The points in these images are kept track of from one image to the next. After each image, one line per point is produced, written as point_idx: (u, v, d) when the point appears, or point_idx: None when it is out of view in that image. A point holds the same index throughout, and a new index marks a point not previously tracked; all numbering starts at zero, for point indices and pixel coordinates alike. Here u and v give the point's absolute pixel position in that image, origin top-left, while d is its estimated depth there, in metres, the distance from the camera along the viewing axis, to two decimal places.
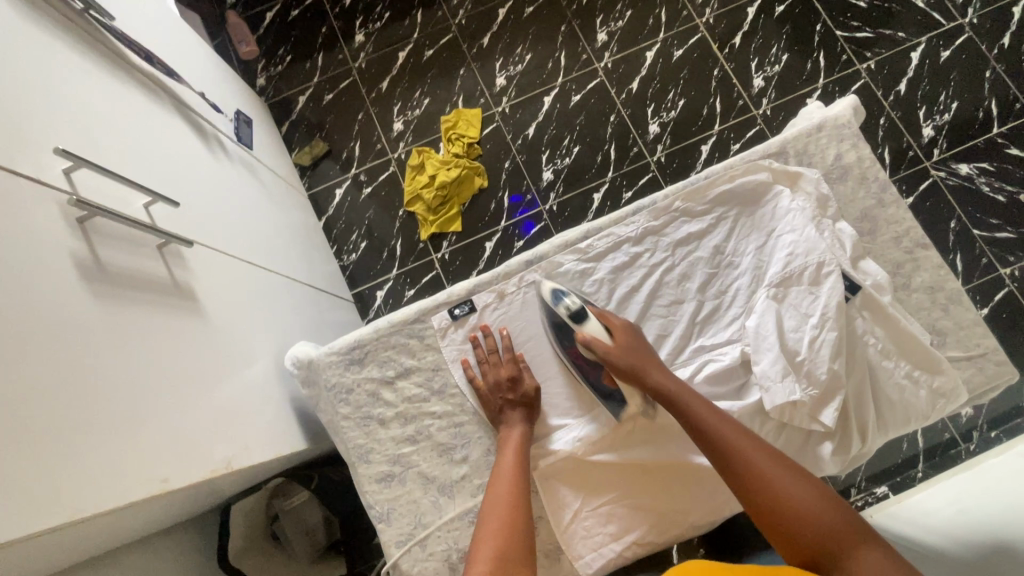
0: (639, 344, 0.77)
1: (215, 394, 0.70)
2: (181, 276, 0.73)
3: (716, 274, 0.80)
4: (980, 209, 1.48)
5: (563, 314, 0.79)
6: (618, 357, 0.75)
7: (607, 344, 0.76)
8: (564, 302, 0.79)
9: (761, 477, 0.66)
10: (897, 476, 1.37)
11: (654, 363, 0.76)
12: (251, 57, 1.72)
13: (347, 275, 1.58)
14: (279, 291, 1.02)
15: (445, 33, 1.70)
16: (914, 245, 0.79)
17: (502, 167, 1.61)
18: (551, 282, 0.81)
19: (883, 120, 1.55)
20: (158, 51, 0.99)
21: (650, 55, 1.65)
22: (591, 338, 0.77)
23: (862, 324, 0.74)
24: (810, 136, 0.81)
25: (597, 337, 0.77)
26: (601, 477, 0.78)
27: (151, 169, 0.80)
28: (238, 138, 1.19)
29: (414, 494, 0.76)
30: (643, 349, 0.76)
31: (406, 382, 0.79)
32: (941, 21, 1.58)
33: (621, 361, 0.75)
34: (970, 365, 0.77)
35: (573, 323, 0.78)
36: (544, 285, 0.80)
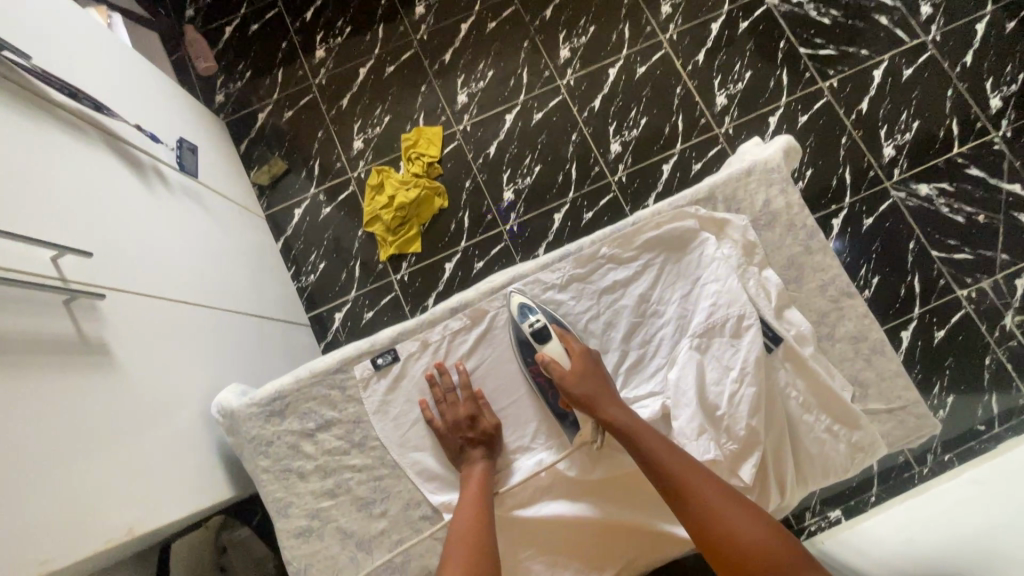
0: (596, 372, 0.76)
1: (123, 456, 0.68)
2: (93, 332, 0.71)
3: (641, 323, 0.81)
4: (939, 229, 1.47)
5: (527, 331, 0.78)
6: (571, 382, 0.75)
7: (563, 369, 0.76)
8: (529, 319, 0.78)
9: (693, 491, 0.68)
10: (851, 500, 1.36)
11: (610, 393, 0.75)
12: (210, 73, 1.69)
13: (305, 297, 1.56)
14: (216, 328, 1.00)
15: (407, 49, 1.67)
16: (839, 294, 0.79)
17: (463, 186, 1.59)
18: (520, 295, 0.80)
19: (845, 140, 1.54)
20: (88, 85, 0.96)
21: (613, 71, 1.63)
22: (550, 360, 0.77)
23: (784, 375, 0.76)
24: (739, 181, 0.81)
25: (558, 361, 0.77)
26: (535, 531, 0.76)
27: (69, 214, 0.77)
28: (181, 166, 1.16)
29: (332, 549, 0.75)
30: (599, 377, 0.76)
31: (327, 435, 0.78)
32: (905, 38, 1.57)
33: (575, 386, 0.75)
34: (892, 418, 0.80)
35: (535, 342, 0.78)
36: (512, 299, 0.80)
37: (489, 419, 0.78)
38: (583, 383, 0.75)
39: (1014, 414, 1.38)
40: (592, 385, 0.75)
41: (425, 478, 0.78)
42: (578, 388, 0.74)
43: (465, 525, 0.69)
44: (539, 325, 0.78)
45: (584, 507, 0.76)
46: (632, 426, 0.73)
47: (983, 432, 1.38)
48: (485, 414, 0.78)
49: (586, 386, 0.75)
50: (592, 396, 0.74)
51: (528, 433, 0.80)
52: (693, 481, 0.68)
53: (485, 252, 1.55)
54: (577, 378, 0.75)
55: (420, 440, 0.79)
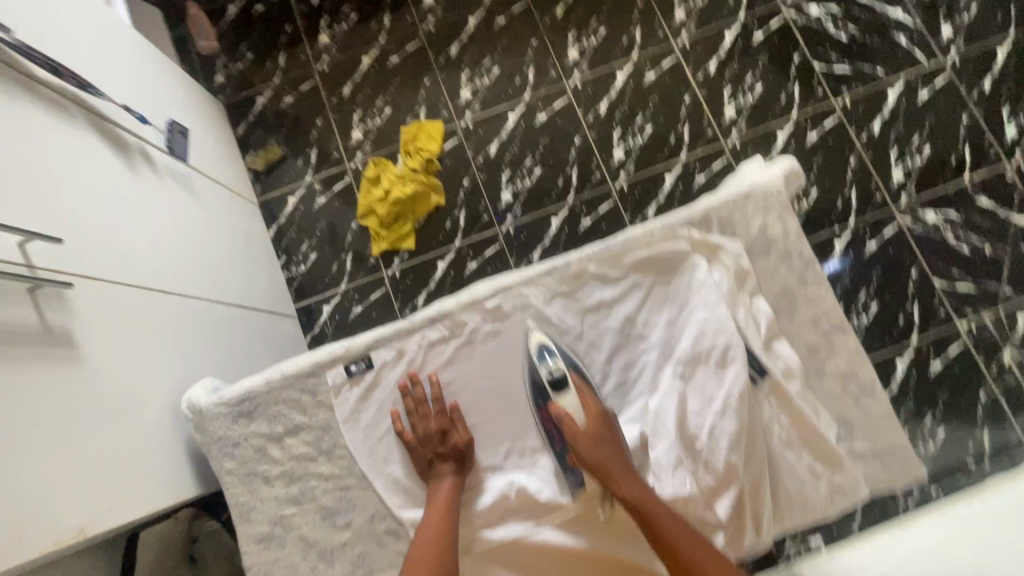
0: (611, 437, 0.73)
1: (78, 453, 0.66)
2: (56, 321, 0.69)
3: (624, 345, 0.79)
4: (943, 259, 1.44)
5: (545, 377, 0.76)
6: (585, 447, 0.71)
7: (578, 430, 0.73)
8: (547, 364, 0.76)
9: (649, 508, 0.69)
10: (833, 527, 1.34)
11: (624, 460, 0.72)
12: (211, 53, 1.66)
13: (294, 287, 1.53)
14: (194, 319, 0.98)
15: (413, 40, 1.64)
16: (831, 329, 0.78)
17: (461, 184, 1.56)
18: (541, 336, 0.77)
19: (854, 160, 1.50)
20: (74, 62, 0.93)
21: (621, 75, 1.59)
22: (564, 414, 0.74)
23: (768, 410, 0.75)
24: (737, 205, 0.78)
25: (574, 420, 0.73)
26: (500, 551, 0.75)
27: (43, 197, 0.75)
28: (170, 150, 1.14)
29: (293, 556, 0.75)
30: (613, 439, 0.73)
31: (295, 440, 0.76)
32: (923, 59, 1.53)
33: (589, 453, 0.71)
34: (876, 460, 0.78)
35: (552, 391, 0.75)
36: (533, 338, 0.77)
37: (461, 435, 0.76)
38: (597, 449, 0.72)
39: (1005, 451, 1.36)
40: (607, 454, 0.71)
41: (393, 490, 0.76)
42: (592, 455, 0.71)
43: (427, 543, 0.68)
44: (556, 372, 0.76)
45: (552, 531, 0.74)
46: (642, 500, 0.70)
47: (972, 467, 1.36)
48: (458, 430, 0.76)
49: (599, 453, 0.71)
50: (604, 464, 0.71)
51: (502, 452, 0.78)
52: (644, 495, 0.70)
53: (479, 252, 1.52)
54: (592, 443, 0.71)
55: (389, 451, 0.77)
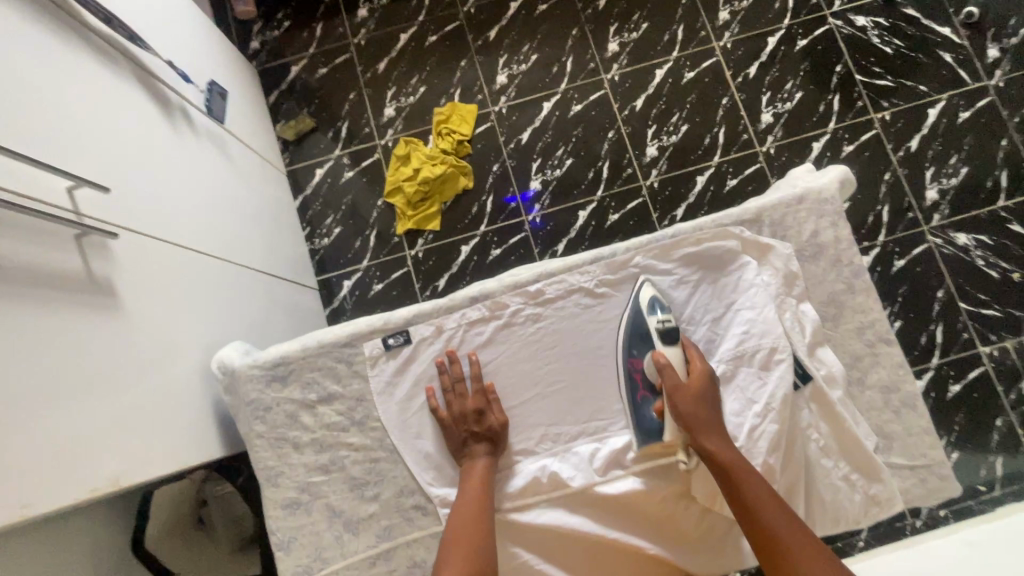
0: (711, 396, 0.72)
1: (113, 404, 0.66)
2: (100, 270, 0.68)
3: None
4: (971, 282, 1.43)
5: (654, 326, 0.75)
6: (684, 398, 0.71)
7: (680, 382, 0.73)
8: (659, 315, 0.76)
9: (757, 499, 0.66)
10: (839, 542, 1.33)
11: (716, 420, 0.71)
12: (247, 18, 1.64)
13: (317, 259, 1.53)
14: (224, 282, 0.98)
15: (452, 21, 1.62)
16: (875, 340, 0.77)
17: (490, 170, 1.55)
18: (652, 289, 0.77)
19: (888, 176, 1.49)
20: (125, 13, 0.91)
21: (660, 72, 1.57)
22: (667, 365, 0.73)
23: (807, 416, 0.74)
24: (789, 207, 0.77)
25: (675, 372, 0.74)
26: (532, 535, 0.74)
27: (91, 145, 0.74)
28: (209, 110, 1.13)
29: (318, 525, 0.75)
30: (711, 400, 0.72)
31: (327, 409, 0.76)
32: (967, 80, 1.51)
33: (689, 403, 0.71)
34: (913, 475, 0.77)
35: (658, 340, 0.75)
36: (645, 291, 0.77)
37: (496, 416, 0.75)
38: (694, 403, 0.72)
39: (1017, 479, 1.35)
40: (704, 411, 0.71)
41: (424, 466, 0.76)
42: (683, 409, 0.71)
43: (463, 521, 0.68)
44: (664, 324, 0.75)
45: (584, 519, 0.74)
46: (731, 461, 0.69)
47: (982, 493, 1.35)
48: (493, 410, 0.76)
49: (698, 408, 0.71)
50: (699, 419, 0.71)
51: (534, 437, 0.77)
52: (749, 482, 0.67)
53: (504, 240, 1.51)
54: (692, 398, 0.71)
55: (422, 427, 0.77)
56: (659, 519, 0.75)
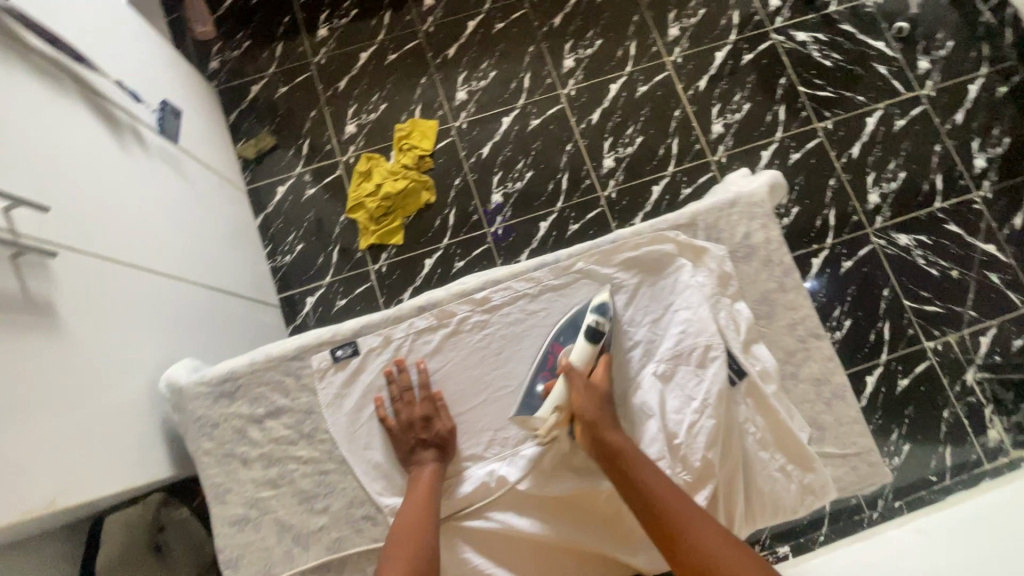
0: (606, 398, 0.77)
1: (52, 423, 0.65)
2: (38, 290, 0.68)
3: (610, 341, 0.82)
4: (913, 280, 1.50)
5: (591, 326, 0.80)
6: (584, 397, 0.76)
7: (580, 384, 0.77)
8: (598, 316, 0.80)
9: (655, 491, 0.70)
10: (801, 537, 1.36)
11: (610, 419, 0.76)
12: (206, 39, 1.65)
13: (279, 277, 1.52)
14: (177, 299, 0.97)
15: (411, 39, 1.65)
16: (806, 335, 0.83)
17: (452, 183, 1.57)
18: (602, 293, 0.82)
19: (833, 181, 1.56)
20: (71, 34, 0.91)
21: (615, 87, 1.63)
22: (569, 368, 0.78)
23: (743, 410, 0.79)
24: (723, 211, 0.83)
25: (580, 371, 0.78)
26: (482, 540, 0.76)
27: (30, 165, 0.73)
28: (162, 130, 1.13)
29: (267, 540, 0.76)
30: (607, 402, 0.77)
31: (275, 423, 0.79)
32: (900, 90, 1.60)
33: (583, 405, 0.75)
34: (844, 462, 0.82)
35: (585, 337, 0.80)
36: (595, 294, 0.82)
37: (443, 423, 0.78)
38: (590, 403, 0.76)
39: (965, 468, 1.41)
40: (600, 409, 0.75)
41: (374, 476, 0.78)
42: (576, 400, 0.76)
43: (408, 525, 0.70)
44: (596, 326, 0.80)
45: (531, 522, 0.76)
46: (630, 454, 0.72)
47: (934, 483, 1.40)
48: (441, 418, 0.79)
49: (593, 406, 0.75)
50: (595, 417, 0.75)
51: (484, 442, 0.80)
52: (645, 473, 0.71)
53: (467, 252, 1.53)
54: (590, 396, 0.76)
55: (370, 437, 0.80)
56: (604, 517, 0.78)
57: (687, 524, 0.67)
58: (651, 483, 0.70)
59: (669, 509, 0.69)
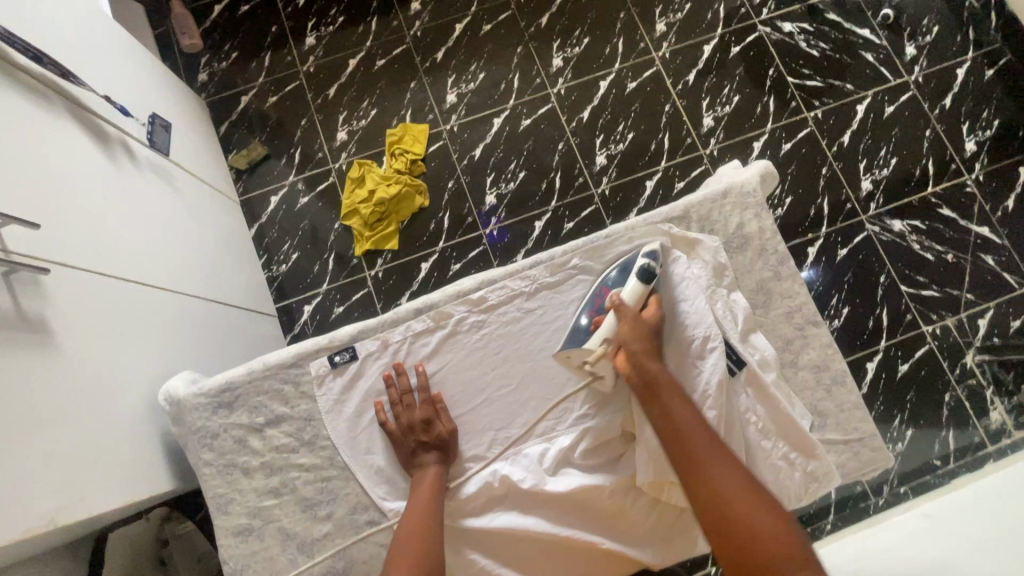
0: (652, 334, 0.77)
1: (48, 440, 0.64)
2: (31, 307, 0.67)
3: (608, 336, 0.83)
4: (909, 265, 1.50)
5: (641, 267, 0.80)
6: (633, 326, 0.77)
7: (630, 314, 0.77)
8: (648, 261, 0.81)
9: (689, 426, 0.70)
10: (808, 527, 1.36)
11: (656, 354, 0.76)
12: (194, 51, 1.65)
13: (275, 287, 1.52)
14: (173, 312, 0.97)
15: (399, 44, 1.65)
16: (804, 322, 0.84)
17: (446, 187, 1.57)
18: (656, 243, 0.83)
19: (825, 170, 1.56)
20: (56, 51, 0.91)
21: (604, 84, 1.63)
22: (621, 298, 0.79)
23: (744, 399, 0.80)
24: (714, 203, 0.85)
25: (630, 306, 0.78)
26: (486, 538, 0.77)
27: (20, 182, 0.73)
28: (152, 143, 1.13)
29: (271, 550, 0.76)
30: (655, 339, 0.77)
31: (276, 431, 0.79)
32: (889, 77, 1.61)
33: (633, 332, 0.76)
34: (847, 448, 0.83)
35: (635, 276, 0.80)
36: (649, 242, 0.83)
37: (444, 424, 0.78)
38: (637, 334, 0.76)
39: (968, 451, 1.41)
40: (647, 343, 0.76)
41: (376, 480, 0.79)
42: (626, 330, 0.77)
43: (411, 524, 0.70)
44: (648, 269, 0.80)
45: (535, 520, 0.76)
46: (669, 388, 0.73)
47: (938, 467, 1.40)
48: (442, 419, 0.79)
49: (639, 338, 0.76)
50: (639, 348, 0.75)
51: (485, 442, 0.80)
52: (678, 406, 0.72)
53: (462, 254, 1.53)
54: (638, 327, 0.77)
55: (371, 442, 0.80)
56: (611, 512, 0.78)
57: (713, 463, 0.67)
58: (685, 419, 0.71)
59: (697, 443, 0.69)
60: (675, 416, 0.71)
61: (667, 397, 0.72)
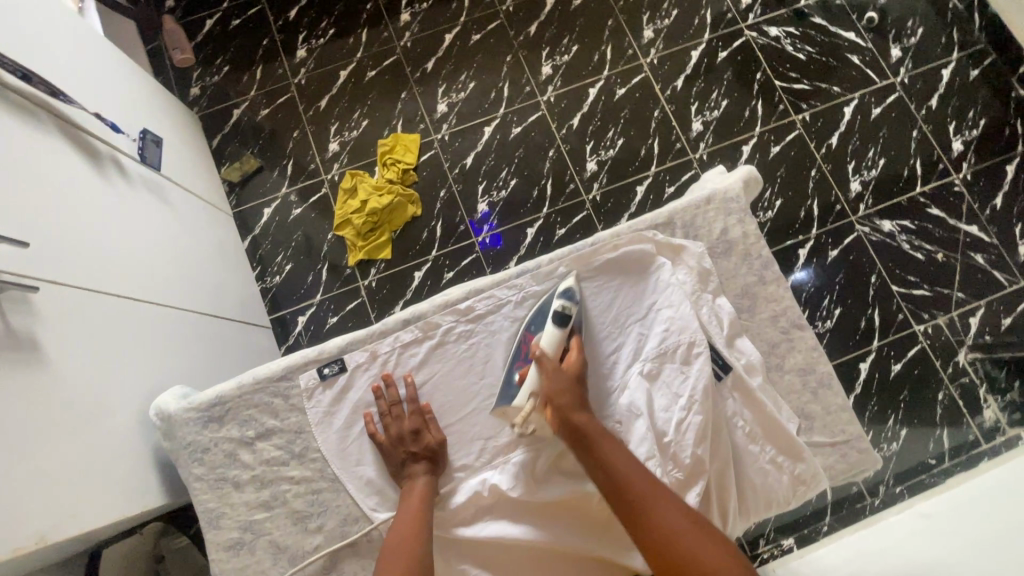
0: (575, 379, 0.78)
1: (38, 458, 0.65)
2: (21, 326, 0.68)
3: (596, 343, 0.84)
4: (899, 265, 1.51)
5: (554, 312, 0.81)
6: (555, 376, 0.77)
7: (552, 363, 0.78)
8: (563, 302, 0.82)
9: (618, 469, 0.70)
10: (804, 529, 1.37)
11: (579, 401, 0.76)
12: (186, 66, 1.66)
13: (269, 298, 1.52)
14: (165, 327, 0.98)
15: (390, 55, 1.67)
16: (789, 326, 0.85)
17: (438, 196, 1.58)
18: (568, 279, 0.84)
19: (814, 172, 1.58)
20: (45, 70, 0.92)
21: (593, 91, 1.65)
22: (543, 348, 0.80)
23: (731, 404, 0.80)
24: (698, 209, 0.86)
25: (551, 355, 0.79)
26: (476, 546, 0.77)
27: (10, 203, 0.74)
28: (144, 159, 1.13)
29: (263, 563, 0.76)
30: (576, 383, 0.78)
31: (266, 444, 0.79)
32: (875, 78, 1.63)
33: (554, 383, 0.77)
34: (835, 451, 0.84)
35: (552, 321, 0.81)
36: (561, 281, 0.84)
37: (433, 434, 0.79)
38: (560, 383, 0.77)
39: (962, 449, 1.41)
40: (571, 389, 0.77)
41: (367, 491, 0.79)
42: (547, 382, 0.77)
43: (400, 535, 0.70)
44: (563, 312, 0.81)
45: (525, 528, 0.77)
46: (595, 432, 0.73)
47: (934, 466, 1.40)
48: (431, 429, 0.80)
49: (564, 386, 0.77)
50: (564, 397, 0.76)
51: (475, 451, 0.81)
52: (608, 447, 0.72)
53: (455, 262, 1.54)
54: (560, 375, 0.78)
55: (362, 453, 0.80)
56: (599, 519, 0.78)
57: (650, 504, 0.67)
58: (620, 464, 0.71)
59: (633, 485, 0.69)
60: (608, 464, 0.71)
61: (594, 443, 0.73)
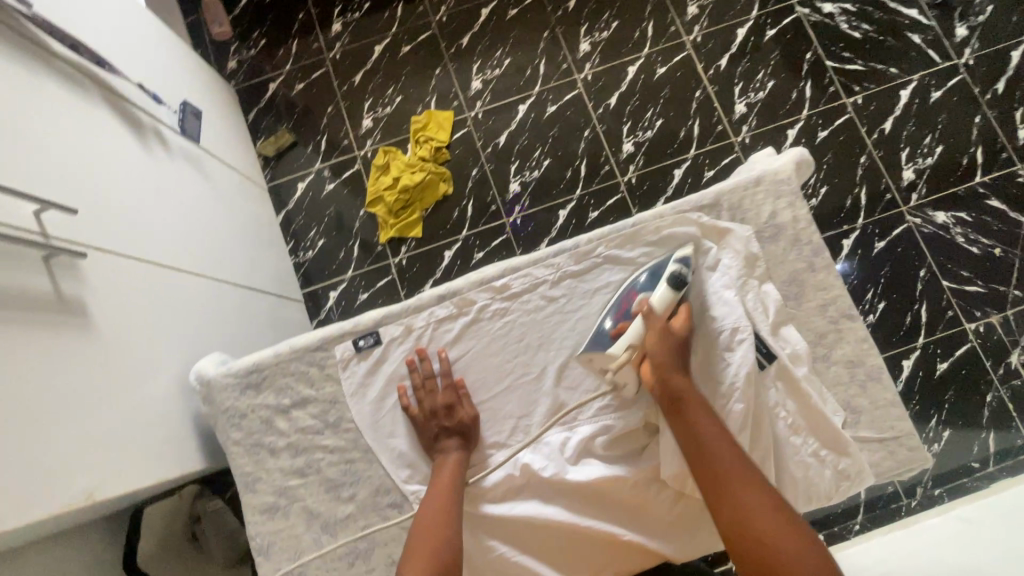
0: (676, 345, 0.75)
1: (84, 418, 0.67)
2: (70, 290, 0.70)
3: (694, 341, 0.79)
4: (952, 259, 1.43)
5: (670, 275, 0.78)
6: (659, 338, 0.75)
7: (656, 323, 0.76)
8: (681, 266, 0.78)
9: (705, 435, 0.69)
10: (835, 526, 1.33)
11: (680, 368, 0.75)
12: (225, 39, 1.67)
13: (302, 272, 1.54)
14: (203, 296, 0.99)
15: (425, 30, 1.64)
16: (838, 316, 0.81)
17: (470, 175, 1.56)
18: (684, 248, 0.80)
19: (864, 159, 1.50)
20: (90, 40, 0.93)
21: (632, 70, 1.59)
22: (651, 307, 0.77)
23: (774, 394, 0.78)
24: (747, 191, 0.83)
25: (659, 313, 0.77)
26: (505, 525, 0.77)
27: (57, 168, 0.75)
28: (184, 130, 1.15)
29: (296, 528, 0.78)
30: (681, 353, 0.75)
31: (301, 413, 0.80)
32: (936, 59, 1.53)
33: (657, 344, 0.75)
34: (881, 448, 0.81)
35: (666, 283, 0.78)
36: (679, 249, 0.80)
37: (467, 410, 0.79)
38: (661, 344, 0.75)
39: (1009, 454, 1.35)
40: (673, 354, 0.75)
41: (399, 464, 0.80)
42: (650, 340, 0.75)
43: (433, 511, 0.70)
44: (678, 274, 0.78)
45: (555, 509, 0.77)
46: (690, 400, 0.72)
47: (977, 470, 1.34)
48: (464, 405, 0.79)
49: (664, 348, 0.75)
50: (660, 359, 0.74)
51: (507, 430, 0.81)
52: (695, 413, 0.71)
53: (486, 242, 1.52)
54: (662, 336, 0.75)
55: (394, 426, 0.81)
56: (633, 505, 0.77)
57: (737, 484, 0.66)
58: (707, 434, 0.69)
59: (719, 458, 0.68)
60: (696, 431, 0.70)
61: (686, 411, 0.71)
